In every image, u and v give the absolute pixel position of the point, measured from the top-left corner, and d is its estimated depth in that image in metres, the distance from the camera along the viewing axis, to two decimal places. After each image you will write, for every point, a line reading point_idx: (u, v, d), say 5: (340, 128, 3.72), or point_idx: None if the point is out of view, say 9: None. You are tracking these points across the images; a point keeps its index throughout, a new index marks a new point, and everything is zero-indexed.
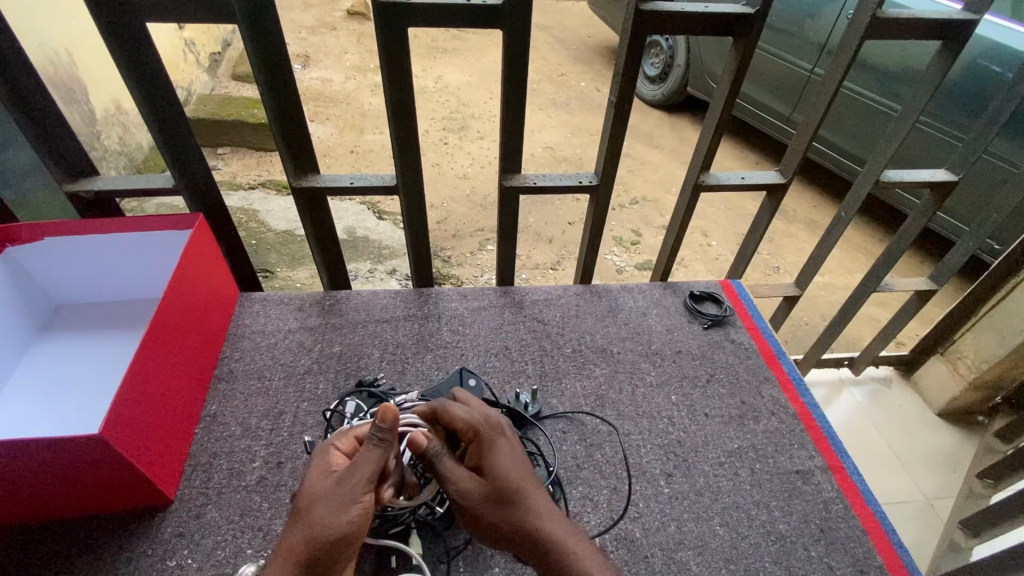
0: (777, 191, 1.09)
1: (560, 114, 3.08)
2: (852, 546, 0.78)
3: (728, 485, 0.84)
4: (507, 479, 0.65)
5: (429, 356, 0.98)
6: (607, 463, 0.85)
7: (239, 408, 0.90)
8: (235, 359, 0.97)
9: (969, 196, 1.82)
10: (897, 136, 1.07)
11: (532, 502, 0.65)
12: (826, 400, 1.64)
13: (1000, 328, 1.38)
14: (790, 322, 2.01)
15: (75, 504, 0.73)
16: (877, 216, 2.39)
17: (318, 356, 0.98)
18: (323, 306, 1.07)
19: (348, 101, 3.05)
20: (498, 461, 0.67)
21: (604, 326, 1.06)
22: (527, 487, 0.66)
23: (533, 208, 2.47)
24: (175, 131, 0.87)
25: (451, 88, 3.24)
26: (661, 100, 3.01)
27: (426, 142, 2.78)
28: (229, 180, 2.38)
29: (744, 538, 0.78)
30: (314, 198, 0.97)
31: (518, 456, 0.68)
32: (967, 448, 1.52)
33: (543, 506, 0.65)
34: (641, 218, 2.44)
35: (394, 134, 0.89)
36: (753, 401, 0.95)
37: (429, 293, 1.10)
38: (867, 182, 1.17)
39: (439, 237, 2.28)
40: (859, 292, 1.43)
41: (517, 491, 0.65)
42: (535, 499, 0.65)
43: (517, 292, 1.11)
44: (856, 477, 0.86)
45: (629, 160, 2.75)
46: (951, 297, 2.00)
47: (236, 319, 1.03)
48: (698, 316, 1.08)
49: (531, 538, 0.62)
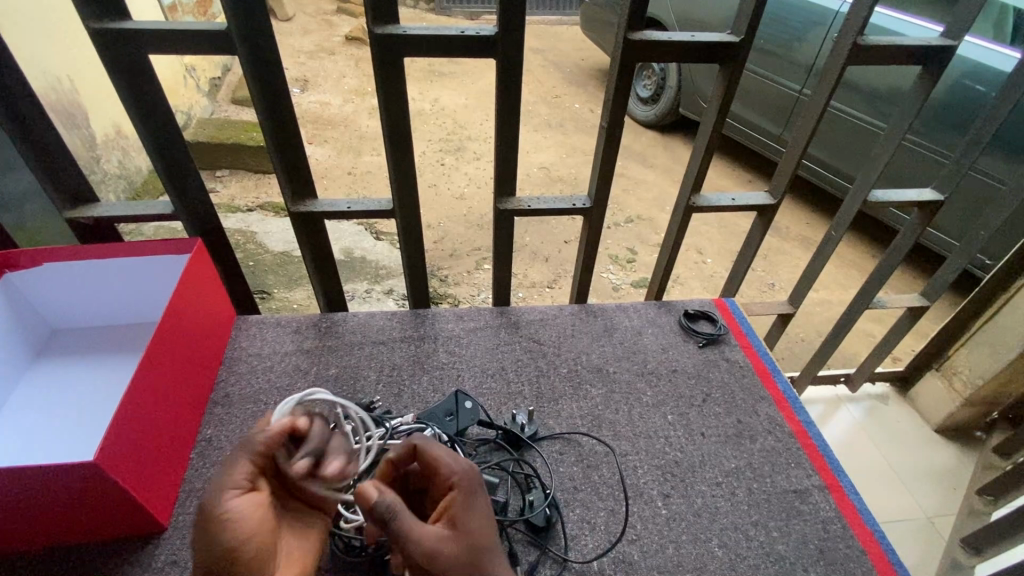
0: (768, 211, 1.11)
1: (555, 134, 3.13)
2: (851, 566, 0.78)
3: (726, 505, 0.83)
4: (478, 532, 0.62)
5: (425, 378, 0.99)
6: (604, 485, 0.85)
7: (235, 433, 0.90)
8: (232, 383, 0.97)
9: (958, 212, 1.84)
10: (883, 157, 1.10)
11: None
12: (824, 417, 1.64)
13: (993, 344, 1.39)
14: (786, 338, 2.02)
15: (69, 532, 0.72)
16: (869, 232, 2.42)
17: (315, 378, 0.98)
18: (319, 329, 1.07)
19: (346, 124, 3.10)
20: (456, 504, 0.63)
21: (599, 345, 1.06)
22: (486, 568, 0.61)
23: (528, 227, 2.49)
24: (174, 159, 0.88)
25: (447, 110, 3.30)
26: (654, 120, 3.07)
27: (423, 163, 2.82)
28: (228, 202, 2.40)
29: (743, 560, 0.78)
30: (312, 222, 0.98)
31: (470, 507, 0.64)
32: (966, 463, 1.52)
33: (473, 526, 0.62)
34: (636, 236, 2.47)
35: (391, 161, 0.91)
36: (749, 420, 0.95)
37: (426, 314, 1.11)
38: (856, 202, 1.19)
39: (436, 256, 2.30)
40: (853, 308, 1.44)
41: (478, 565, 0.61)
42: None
43: (514, 312, 1.12)
44: (854, 497, 0.85)
45: (623, 179, 2.79)
46: (944, 312, 2.02)
47: (233, 342, 1.04)
48: (693, 335, 1.09)
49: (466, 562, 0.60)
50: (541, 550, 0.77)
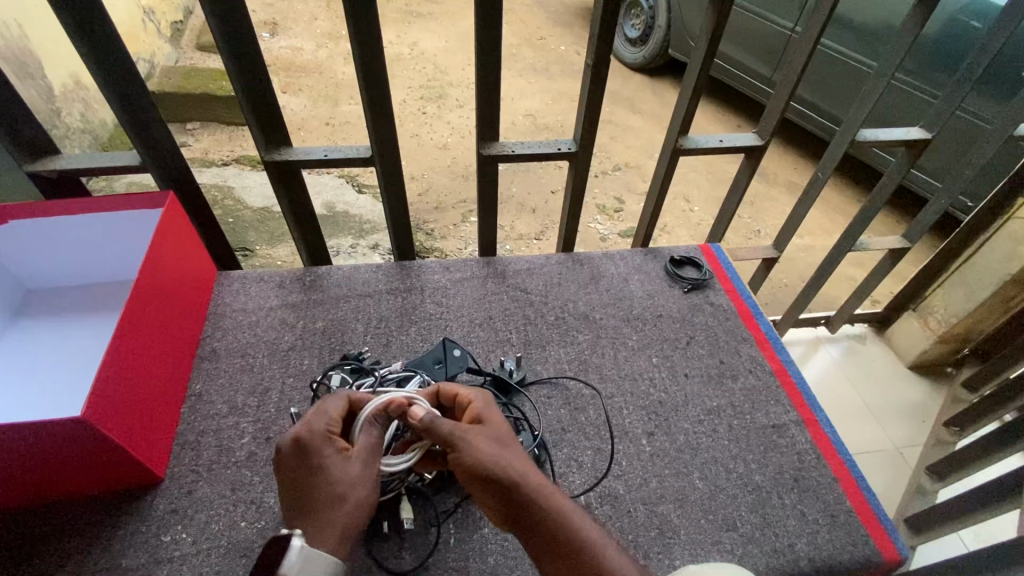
0: (756, 153, 1.08)
1: (541, 79, 3.02)
2: (824, 493, 0.81)
3: (708, 441, 0.86)
4: (495, 462, 0.62)
5: (413, 329, 0.99)
6: (591, 425, 0.87)
7: (224, 386, 0.90)
8: (218, 338, 0.96)
9: (942, 153, 1.84)
10: (872, 97, 1.07)
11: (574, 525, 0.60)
12: (804, 358, 1.69)
13: (969, 282, 1.43)
14: (769, 284, 2.05)
15: (65, 486, 0.73)
16: (855, 176, 2.42)
17: (302, 331, 0.98)
18: (303, 283, 1.06)
19: (321, 71, 2.94)
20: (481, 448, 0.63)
21: (586, 293, 1.07)
22: (564, 501, 0.62)
23: (514, 178, 2.44)
24: (139, 106, 0.84)
25: (427, 55, 3.15)
26: (642, 63, 2.97)
27: (404, 112, 2.72)
28: (201, 156, 2.31)
29: (722, 490, 0.81)
30: (289, 172, 0.95)
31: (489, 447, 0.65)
32: (936, 398, 1.59)
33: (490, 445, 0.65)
34: (623, 185, 2.44)
35: (369, 105, 0.87)
36: (732, 360, 0.97)
37: (411, 266, 1.10)
38: (842, 143, 1.17)
39: (421, 209, 2.27)
40: (835, 252, 1.45)
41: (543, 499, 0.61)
42: (588, 530, 0.60)
43: (500, 263, 1.12)
44: (828, 429, 0.89)
45: (611, 126, 2.72)
46: (922, 254, 2.06)
47: (215, 298, 1.02)
48: (678, 281, 1.10)
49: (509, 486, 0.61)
50: None
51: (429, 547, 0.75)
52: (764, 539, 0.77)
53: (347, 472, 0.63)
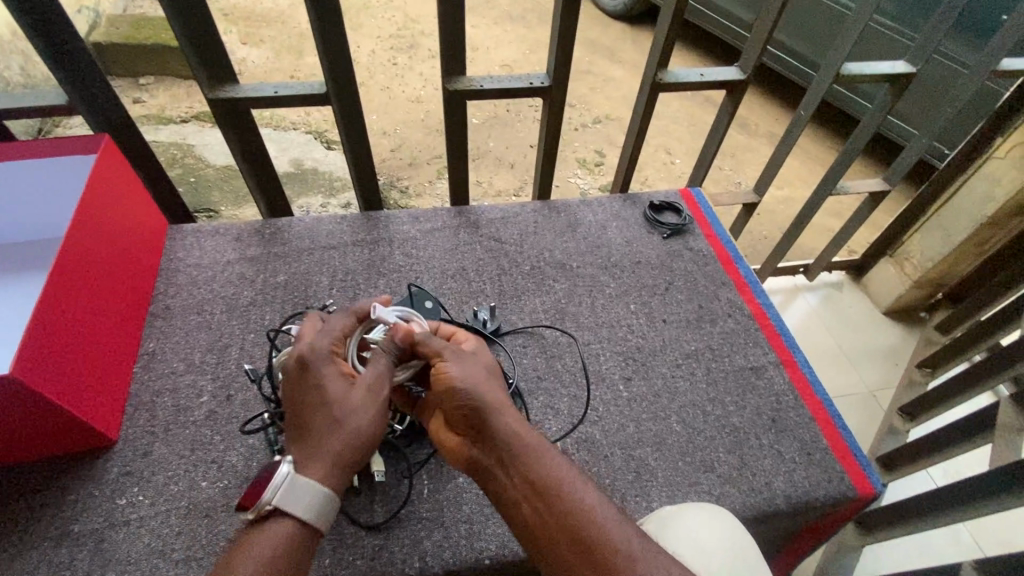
0: (738, 89, 1.02)
1: (517, 28, 2.87)
2: (801, 432, 0.81)
3: (686, 385, 0.85)
4: (472, 393, 0.61)
5: (381, 281, 0.94)
6: (567, 372, 0.85)
7: (179, 345, 0.85)
8: (172, 295, 0.90)
9: (920, 98, 1.81)
10: (852, 35, 1.02)
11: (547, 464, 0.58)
12: (782, 307, 1.69)
13: (947, 226, 1.43)
14: (750, 235, 2.03)
15: (6, 452, 0.68)
16: (836, 125, 2.38)
17: (262, 287, 0.92)
18: (263, 236, 0.99)
19: (283, 21, 2.75)
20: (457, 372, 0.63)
21: (563, 241, 1.03)
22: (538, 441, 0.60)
23: (491, 132, 2.35)
24: (57, 39, 0.74)
25: (396, 2, 2.96)
26: (622, 10, 2.84)
27: (373, 63, 2.57)
28: (156, 113, 2.15)
29: (700, 433, 0.80)
30: (239, 112, 0.87)
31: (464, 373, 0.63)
32: (909, 341, 1.61)
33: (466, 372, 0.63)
34: (604, 138, 2.37)
35: (319, 34, 0.79)
36: (711, 304, 0.95)
37: (379, 217, 1.04)
38: (825, 81, 1.12)
39: (394, 166, 2.17)
40: (814, 199, 1.43)
41: (512, 436, 0.59)
42: (563, 468, 0.58)
43: (473, 212, 1.06)
44: (806, 370, 0.88)
45: (590, 77, 2.62)
46: (900, 202, 2.06)
47: (168, 253, 0.96)
48: (657, 226, 1.06)
49: (475, 413, 0.61)
50: None
51: (401, 498, 0.72)
52: (741, 479, 0.76)
53: (342, 400, 0.60)
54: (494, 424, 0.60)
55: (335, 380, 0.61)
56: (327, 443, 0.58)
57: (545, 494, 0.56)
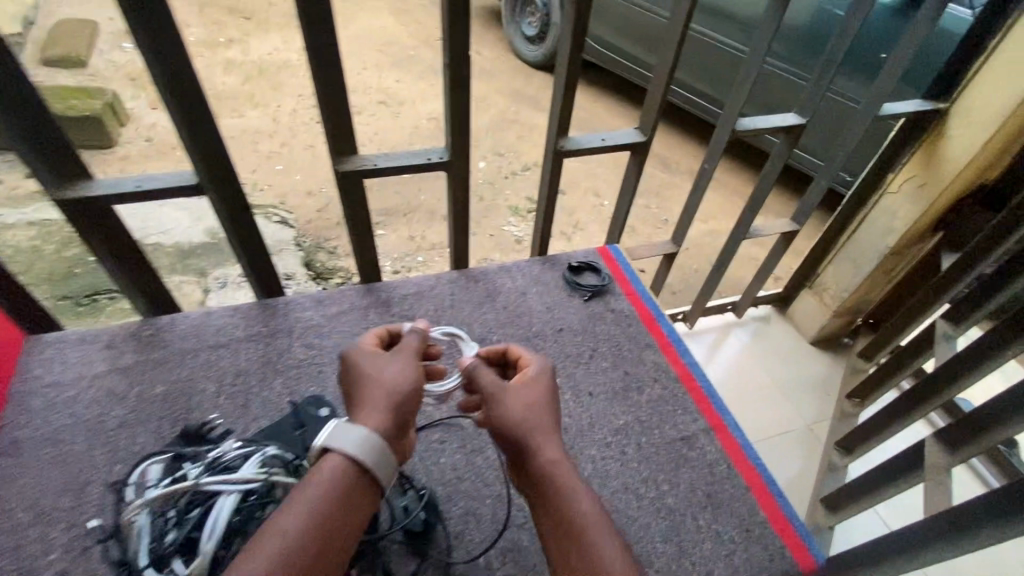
0: (641, 149, 1.02)
1: (443, 81, 2.90)
2: (737, 506, 0.77)
3: (616, 466, 0.80)
4: (518, 431, 0.59)
5: (278, 381, 0.84)
6: (489, 468, 0.78)
7: (27, 489, 0.71)
8: (22, 426, 0.77)
9: (819, 134, 1.93)
10: (748, 82, 1.05)
11: (578, 506, 0.54)
12: (715, 345, 1.69)
13: (855, 257, 1.49)
14: (681, 272, 2.06)
15: None
16: (750, 159, 2.51)
17: (135, 403, 0.81)
18: (139, 340, 0.88)
19: (197, 83, 2.64)
20: (510, 409, 0.62)
21: (481, 313, 0.98)
22: (572, 481, 0.56)
23: (421, 184, 2.31)
24: None
25: (318, 60, 2.92)
26: (543, 60, 2.93)
27: (296, 122, 2.50)
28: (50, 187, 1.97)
29: (634, 521, 0.74)
30: (98, 212, 0.75)
31: (519, 411, 0.62)
32: (838, 369, 1.65)
33: (519, 410, 0.61)
34: (534, 184, 2.38)
35: (182, 124, 0.70)
36: (636, 370, 0.92)
37: (277, 305, 0.95)
38: (723, 132, 1.15)
39: (321, 226, 2.08)
40: (731, 241, 1.46)
41: (549, 472, 0.57)
42: (587, 511, 0.54)
43: (383, 289, 0.99)
44: (738, 434, 0.85)
45: (517, 125, 2.66)
46: (815, 230, 2.16)
47: (23, 371, 0.83)
48: (578, 289, 1.03)
49: (521, 450, 0.59)
50: (422, 556, 0.69)
51: None
52: (680, 570, 0.71)
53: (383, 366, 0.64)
54: (537, 462, 0.58)
55: (371, 356, 0.65)
56: (370, 395, 0.60)
57: (572, 535, 0.52)
